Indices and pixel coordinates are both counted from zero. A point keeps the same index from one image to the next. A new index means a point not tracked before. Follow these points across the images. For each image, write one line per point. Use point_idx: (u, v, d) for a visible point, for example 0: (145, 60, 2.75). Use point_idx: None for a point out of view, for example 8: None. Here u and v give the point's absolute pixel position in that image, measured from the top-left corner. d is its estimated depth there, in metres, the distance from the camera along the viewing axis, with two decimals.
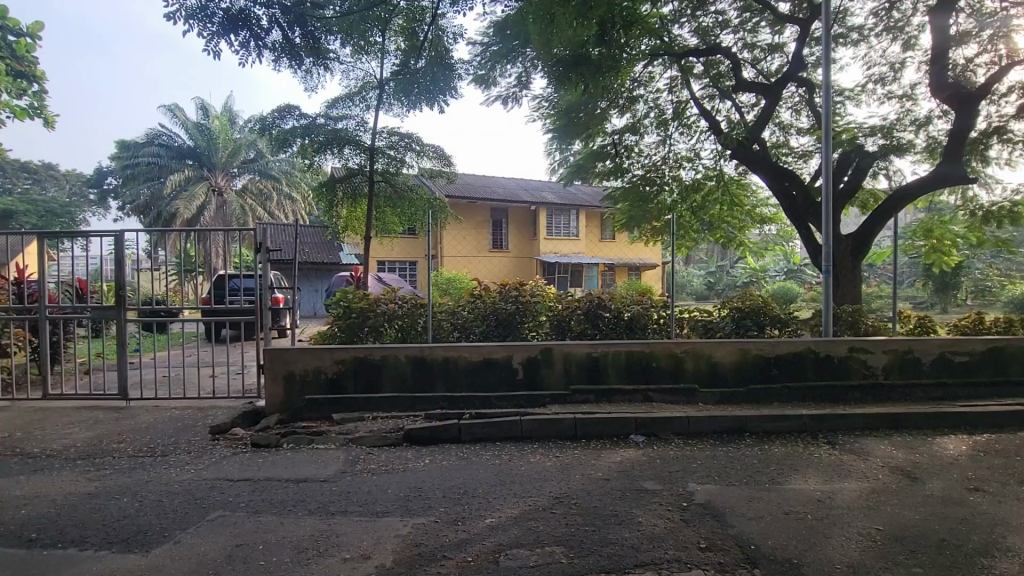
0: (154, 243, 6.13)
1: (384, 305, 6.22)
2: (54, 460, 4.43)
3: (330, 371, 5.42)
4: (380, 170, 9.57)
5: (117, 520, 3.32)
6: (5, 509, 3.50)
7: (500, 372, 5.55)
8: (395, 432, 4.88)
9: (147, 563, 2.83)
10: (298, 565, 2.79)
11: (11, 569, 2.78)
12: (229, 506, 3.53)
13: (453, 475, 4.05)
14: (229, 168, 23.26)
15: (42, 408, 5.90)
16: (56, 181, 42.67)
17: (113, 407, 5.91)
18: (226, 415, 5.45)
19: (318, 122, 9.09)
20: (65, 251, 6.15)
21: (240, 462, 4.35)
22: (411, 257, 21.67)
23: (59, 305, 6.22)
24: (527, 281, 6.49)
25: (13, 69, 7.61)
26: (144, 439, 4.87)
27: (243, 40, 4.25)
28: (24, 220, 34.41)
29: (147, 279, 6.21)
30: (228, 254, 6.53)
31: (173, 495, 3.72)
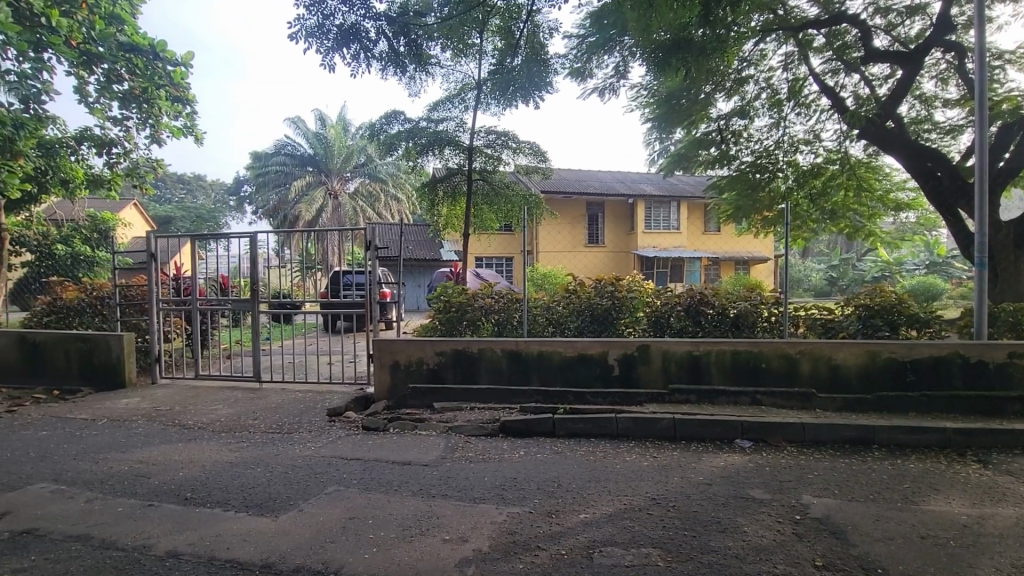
0: (281, 243, 6.86)
1: (481, 300, 6.43)
2: (203, 431, 5.13)
3: (431, 362, 5.71)
4: (478, 169, 9.90)
5: (252, 487, 3.78)
6: (168, 470, 4.13)
7: (595, 367, 5.49)
8: (491, 422, 5.03)
9: (276, 526, 3.19)
10: (403, 541, 2.98)
11: (173, 521, 3.27)
12: (343, 481, 3.86)
13: (549, 468, 4.09)
14: (343, 173, 25.31)
15: (195, 386, 6.87)
16: (204, 191, 49.23)
17: (249, 388, 6.73)
18: (341, 399, 5.96)
19: (420, 125, 9.56)
20: (212, 251, 7.11)
21: (352, 443, 4.74)
22: (508, 254, 22.18)
23: (206, 297, 7.19)
24: (623, 276, 6.34)
25: (172, 95, 9.70)
26: (273, 417, 5.47)
27: (355, 53, 4.59)
28: (181, 224, 40.24)
29: (276, 276, 6.98)
30: (343, 252, 7.10)
31: (296, 468, 4.14)
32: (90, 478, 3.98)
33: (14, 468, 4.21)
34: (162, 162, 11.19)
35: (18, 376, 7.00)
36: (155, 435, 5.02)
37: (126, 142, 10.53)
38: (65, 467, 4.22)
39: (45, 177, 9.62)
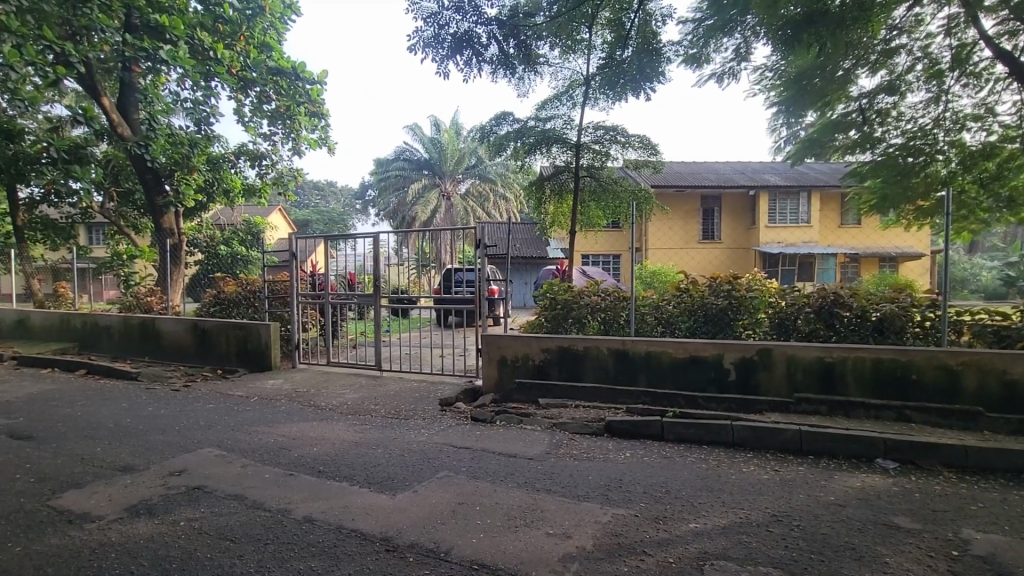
0: (400, 242, 7.39)
1: (588, 298, 6.39)
2: (333, 412, 5.70)
3: (537, 358, 5.78)
4: (586, 165, 9.83)
5: (374, 466, 4.12)
6: (305, 445, 4.64)
7: (709, 371, 5.18)
8: (596, 421, 4.97)
9: (394, 503, 3.46)
10: (508, 530, 3.07)
11: (309, 490, 3.68)
12: (453, 468, 4.06)
13: (657, 472, 3.95)
14: (455, 175, 26.58)
15: (327, 372, 7.67)
16: (335, 196, 54.64)
17: (372, 375, 7.35)
18: (452, 390, 6.27)
19: (529, 125, 9.69)
20: (342, 250, 7.86)
21: (461, 432, 4.97)
22: (616, 251, 21.76)
23: (336, 292, 7.95)
24: (742, 275, 5.91)
25: (311, 110, 11.07)
26: (392, 403, 5.93)
27: (467, 58, 4.78)
28: (317, 227, 44.99)
29: (395, 272, 7.48)
30: (454, 250, 7.45)
31: (412, 452, 4.44)
32: (244, 446, 4.62)
33: (189, 433, 5.01)
34: (301, 171, 12.72)
35: (192, 357, 8.32)
36: (295, 413, 5.68)
37: (273, 155, 12.03)
38: (227, 435, 4.93)
39: (212, 188, 11.27)
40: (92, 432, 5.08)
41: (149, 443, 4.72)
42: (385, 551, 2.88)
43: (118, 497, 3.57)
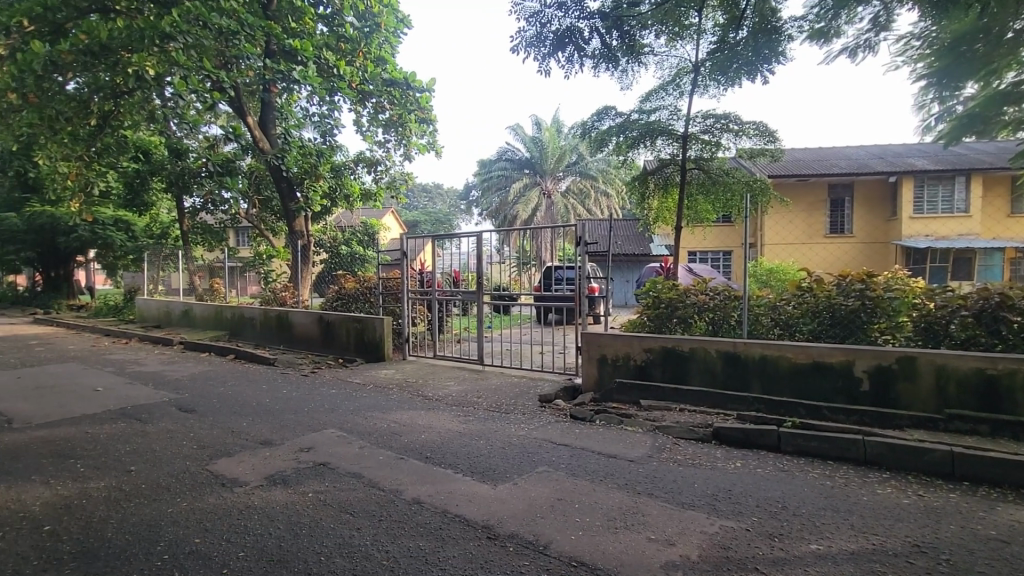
0: (502, 241, 7.64)
1: (694, 297, 6.09)
2: (439, 402, 6.00)
3: (639, 358, 5.62)
4: (694, 158, 9.41)
5: (476, 456, 4.28)
6: (414, 431, 4.94)
7: (835, 379, 4.69)
8: (704, 427, 4.72)
9: (495, 493, 3.56)
10: (607, 531, 3.02)
11: (417, 474, 3.92)
12: (552, 464, 4.08)
13: (772, 485, 3.66)
14: (556, 173, 26.67)
15: (433, 365, 8.09)
16: (441, 198, 57.69)
17: (474, 369, 7.63)
18: (551, 387, 6.32)
19: (631, 118, 9.43)
20: (448, 250, 8.26)
21: (561, 428, 4.99)
22: (727, 247, 20.43)
23: (443, 289, 8.35)
24: (878, 273, 5.27)
25: (420, 117, 11.72)
26: (493, 397, 6.11)
27: (569, 55, 4.77)
28: (424, 228, 47.50)
29: (496, 270, 7.73)
30: (555, 247, 7.41)
31: (512, 445, 4.54)
32: (361, 429, 5.02)
33: (315, 414, 5.57)
34: (411, 175, 13.50)
35: (317, 346, 9.21)
36: (405, 401, 6.07)
37: (386, 161, 12.92)
38: (347, 418, 5.40)
39: (335, 194, 12.33)
40: (240, 408, 5.84)
41: (283, 421, 5.32)
42: (486, 538, 2.98)
43: (258, 466, 4.07)
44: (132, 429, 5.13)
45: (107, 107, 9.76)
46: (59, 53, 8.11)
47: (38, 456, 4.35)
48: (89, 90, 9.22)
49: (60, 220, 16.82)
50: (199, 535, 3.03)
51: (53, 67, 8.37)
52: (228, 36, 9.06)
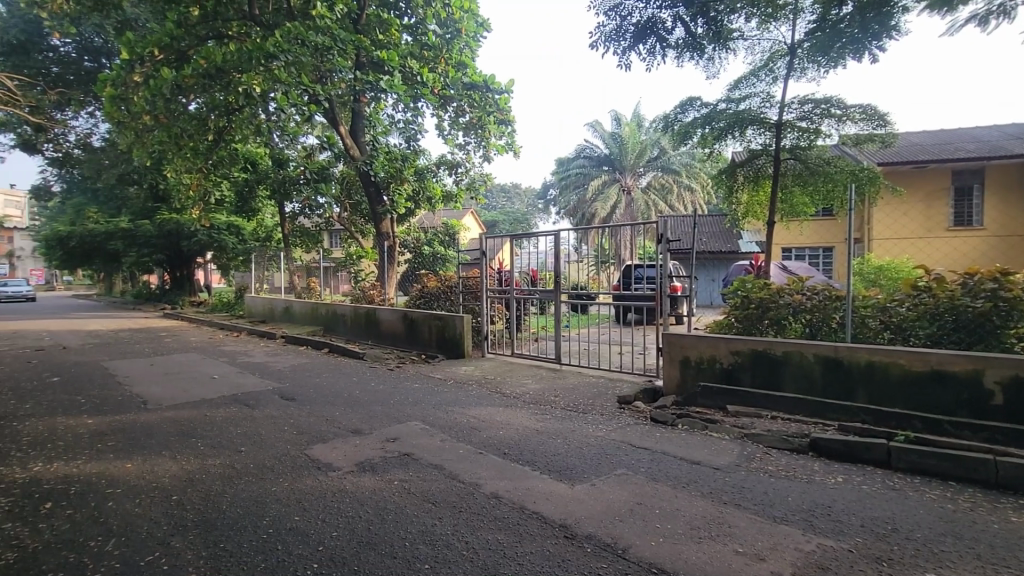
0: (580, 240, 7.59)
1: (788, 297, 5.68)
2: (517, 400, 6.07)
3: (726, 361, 5.34)
4: (789, 146, 9.05)
5: (554, 454, 4.27)
6: (493, 427, 5.03)
7: (958, 391, 4.16)
8: (799, 437, 4.39)
9: (572, 493, 3.54)
10: (690, 540, 2.90)
11: (495, 469, 3.99)
12: (632, 467, 3.98)
13: (879, 504, 3.33)
14: (637, 169, 26.03)
15: (511, 362, 8.19)
16: (519, 198, 58.49)
17: (552, 368, 7.64)
18: (630, 389, 6.17)
19: (719, 108, 9.12)
20: (526, 249, 8.32)
21: (641, 431, 4.85)
22: (826, 243, 18.83)
23: (521, 287, 8.43)
24: (1015, 270, 4.60)
25: (499, 119, 11.90)
26: (571, 396, 6.08)
27: (651, 47, 4.63)
28: (503, 228, 48.20)
29: (574, 270, 7.67)
30: (635, 245, 7.21)
31: (590, 446, 4.48)
32: (443, 423, 5.20)
33: (400, 407, 5.84)
34: (490, 176, 13.79)
35: (402, 342, 9.66)
36: (484, 398, 6.20)
37: (467, 163, 13.27)
38: (429, 412, 5.61)
39: (419, 197, 12.78)
40: (333, 398, 6.26)
41: (371, 412, 5.63)
42: (563, 537, 2.97)
43: (349, 453, 4.34)
44: (242, 413, 5.67)
45: (221, 123, 10.77)
46: (183, 77, 9.18)
47: (167, 434, 4.93)
48: (206, 109, 10.26)
49: (184, 226, 18.98)
50: (297, 513, 3.29)
51: (178, 89, 9.52)
52: (323, 51, 9.54)
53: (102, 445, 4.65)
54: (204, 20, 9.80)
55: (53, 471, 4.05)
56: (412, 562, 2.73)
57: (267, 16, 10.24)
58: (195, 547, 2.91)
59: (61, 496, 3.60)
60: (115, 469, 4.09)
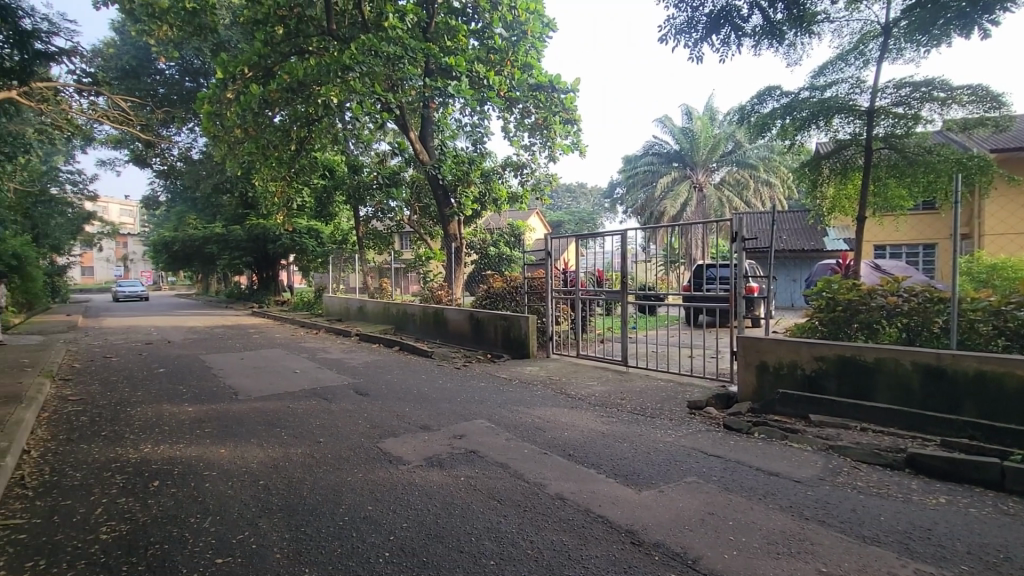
0: (648, 239, 7.37)
1: (882, 299, 5.23)
2: (582, 402, 6.01)
3: (808, 367, 4.99)
4: (883, 134, 8.42)
5: (620, 458, 4.19)
6: (558, 429, 5.01)
7: None
8: (893, 451, 4.03)
9: (639, 499, 3.45)
10: (767, 555, 2.74)
11: (560, 470, 3.97)
12: (703, 475, 3.82)
13: (990, 530, 2.98)
14: (709, 164, 25.01)
15: (576, 364, 8.12)
16: (584, 197, 58.02)
17: (618, 370, 7.49)
18: (702, 394, 5.93)
19: (801, 96, 8.55)
20: (592, 249, 8.20)
21: (713, 438, 4.65)
22: (928, 240, 17.19)
23: (586, 288, 8.33)
24: None
25: (565, 118, 11.87)
26: (638, 400, 5.92)
27: (725, 36, 4.42)
28: (568, 228, 47.95)
29: (642, 270, 7.46)
30: (706, 244, 6.90)
31: (658, 451, 4.35)
32: (508, 422, 5.24)
33: (467, 405, 5.95)
34: (556, 176, 13.76)
35: (469, 342, 9.84)
36: (549, 399, 6.19)
37: (532, 163, 13.34)
38: (494, 411, 5.68)
39: (485, 199, 12.91)
40: (403, 395, 6.49)
41: (439, 409, 5.78)
42: (630, 543, 2.89)
43: (419, 448, 4.48)
44: (319, 407, 6.00)
45: (302, 133, 11.37)
46: (269, 92, 9.89)
47: (254, 424, 5.33)
48: (289, 121, 10.95)
49: (269, 230, 20.40)
50: (370, 503, 3.44)
51: (265, 104, 10.29)
52: (395, 60, 9.91)
53: (200, 431, 5.10)
54: (288, 37, 10.55)
55: (160, 453, 4.49)
56: (478, 557, 2.77)
57: (343, 31, 10.80)
58: (279, 529, 3.12)
59: (166, 476, 3.98)
60: (211, 453, 4.47)
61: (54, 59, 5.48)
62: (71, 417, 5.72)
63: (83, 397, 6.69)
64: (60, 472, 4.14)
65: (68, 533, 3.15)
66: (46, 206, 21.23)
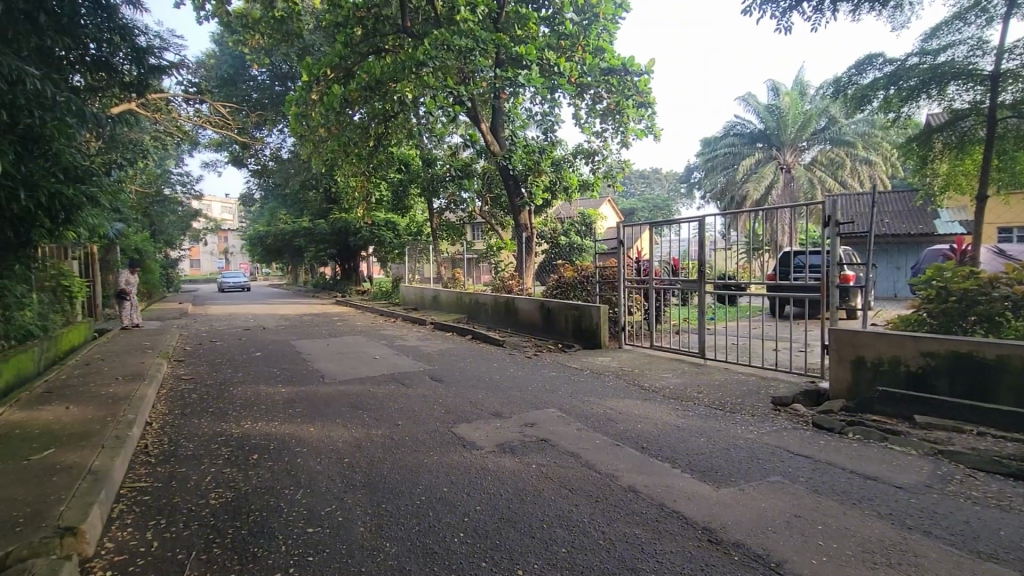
0: (728, 225, 6.98)
1: (1005, 289, 4.67)
2: (656, 394, 5.85)
3: (913, 364, 4.53)
4: (1009, 100, 7.52)
5: (697, 454, 4.03)
6: (631, 420, 4.92)
7: None
8: (1017, 459, 3.58)
9: (716, 496, 3.32)
10: (861, 564, 2.54)
11: (633, 462, 3.90)
12: (788, 475, 3.60)
13: None
14: (799, 143, 23.31)
15: (651, 355, 7.91)
16: (659, 183, 56.29)
17: (695, 363, 7.22)
18: (788, 390, 5.57)
19: (908, 63, 7.74)
20: (667, 237, 7.90)
21: (801, 437, 4.36)
22: None
23: (661, 278, 8.08)
24: None
25: (638, 102, 11.57)
26: (716, 394, 5.67)
27: (818, 2, 4.07)
28: (641, 215, 46.66)
29: (722, 257, 7.09)
30: (794, 229, 6.43)
31: (739, 448, 4.15)
32: (579, 412, 5.21)
33: (538, 394, 5.98)
34: (628, 162, 13.55)
35: (540, 331, 9.87)
36: (622, 390, 6.08)
37: (604, 151, 13.19)
38: (566, 400, 5.68)
39: (556, 187, 12.81)
40: (476, 382, 6.65)
41: (511, 397, 5.87)
42: (707, 540, 2.79)
43: (491, 435, 4.57)
44: (398, 391, 6.29)
45: (380, 129, 11.86)
46: (349, 92, 10.37)
47: (339, 405, 5.67)
48: (368, 118, 11.45)
49: (351, 223, 21.52)
50: (445, 485, 3.56)
51: (345, 103, 10.81)
52: (466, 53, 10.00)
53: (292, 411, 5.52)
54: (366, 37, 10.99)
55: (258, 429, 4.90)
56: (550, 544, 2.79)
57: (418, 27, 11.08)
58: (362, 504, 3.31)
59: (263, 450, 4.35)
60: (302, 431, 4.82)
61: (165, 71, 6.05)
62: (184, 394, 6.38)
63: (194, 376, 7.45)
64: (177, 442, 4.65)
65: (184, 497, 3.54)
66: (161, 205, 23.73)
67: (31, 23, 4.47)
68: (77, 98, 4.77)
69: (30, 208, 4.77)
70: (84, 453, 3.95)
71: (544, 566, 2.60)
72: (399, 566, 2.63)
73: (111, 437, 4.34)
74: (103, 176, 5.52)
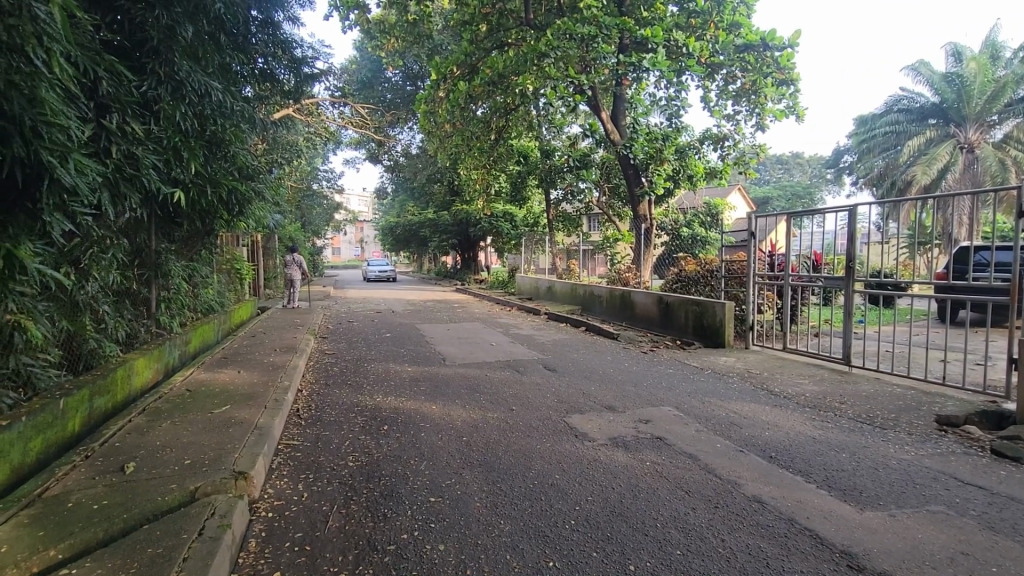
0: (886, 216, 6.09)
1: None
2: (788, 400, 5.34)
3: None
4: None
5: (837, 470, 3.62)
6: (757, 427, 4.56)
7: None
8: None
9: (859, 518, 2.96)
10: None
11: (758, 471, 3.62)
12: (955, 507, 3.09)
13: None
14: (986, 117, 19.61)
15: (782, 358, 7.26)
16: (799, 169, 51.08)
17: (837, 370, 6.47)
18: (957, 409, 4.77)
19: None
20: (807, 228, 7.11)
21: (975, 465, 3.70)
22: None
23: (798, 273, 7.32)
24: None
25: (779, 79, 10.51)
26: (864, 406, 5.03)
27: None
28: (777, 203, 42.67)
29: (876, 252, 6.22)
30: (975, 221, 5.44)
31: (890, 469, 3.66)
32: (699, 413, 4.95)
33: (654, 391, 5.79)
34: (764, 146, 12.40)
35: (656, 327, 9.52)
36: (747, 393, 5.67)
37: (735, 135, 12.24)
38: (684, 399, 5.43)
39: (679, 176, 12.14)
40: (590, 374, 6.62)
41: (626, 392, 5.75)
42: (847, 566, 2.51)
43: (605, 428, 4.53)
44: (513, 378, 6.48)
45: (500, 122, 12.20)
46: (473, 87, 10.79)
47: (458, 387, 6.00)
48: (490, 113, 11.82)
49: (472, 214, 22.46)
50: (558, 472, 3.61)
51: (470, 99, 11.30)
52: (589, 41, 9.90)
53: (417, 389, 5.96)
54: (490, 33, 11.33)
55: (388, 403, 5.38)
56: (664, 544, 2.71)
57: (540, 18, 11.20)
58: (479, 482, 3.48)
59: (392, 423, 4.76)
60: (425, 408, 5.20)
61: (316, 78, 6.76)
62: (327, 367, 7.22)
63: (335, 352, 8.36)
64: (321, 408, 5.27)
65: (328, 456, 4.01)
66: (310, 199, 26.78)
67: (215, 43, 5.22)
68: (248, 107, 5.53)
69: (215, 202, 5.65)
70: (251, 411, 4.64)
71: (656, 565, 2.53)
72: (512, 544, 2.73)
73: (271, 399, 5.06)
74: (267, 174, 6.39)
